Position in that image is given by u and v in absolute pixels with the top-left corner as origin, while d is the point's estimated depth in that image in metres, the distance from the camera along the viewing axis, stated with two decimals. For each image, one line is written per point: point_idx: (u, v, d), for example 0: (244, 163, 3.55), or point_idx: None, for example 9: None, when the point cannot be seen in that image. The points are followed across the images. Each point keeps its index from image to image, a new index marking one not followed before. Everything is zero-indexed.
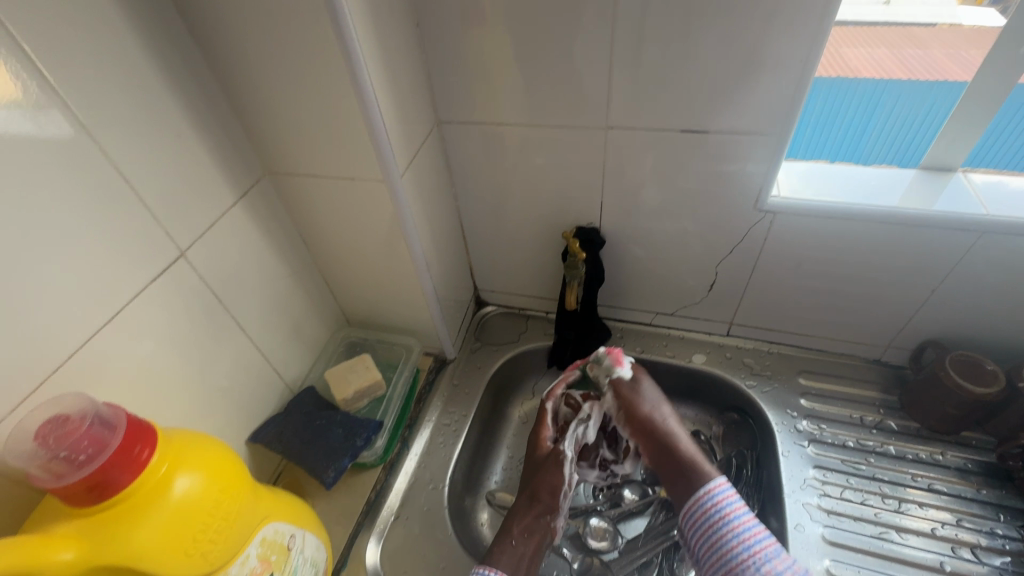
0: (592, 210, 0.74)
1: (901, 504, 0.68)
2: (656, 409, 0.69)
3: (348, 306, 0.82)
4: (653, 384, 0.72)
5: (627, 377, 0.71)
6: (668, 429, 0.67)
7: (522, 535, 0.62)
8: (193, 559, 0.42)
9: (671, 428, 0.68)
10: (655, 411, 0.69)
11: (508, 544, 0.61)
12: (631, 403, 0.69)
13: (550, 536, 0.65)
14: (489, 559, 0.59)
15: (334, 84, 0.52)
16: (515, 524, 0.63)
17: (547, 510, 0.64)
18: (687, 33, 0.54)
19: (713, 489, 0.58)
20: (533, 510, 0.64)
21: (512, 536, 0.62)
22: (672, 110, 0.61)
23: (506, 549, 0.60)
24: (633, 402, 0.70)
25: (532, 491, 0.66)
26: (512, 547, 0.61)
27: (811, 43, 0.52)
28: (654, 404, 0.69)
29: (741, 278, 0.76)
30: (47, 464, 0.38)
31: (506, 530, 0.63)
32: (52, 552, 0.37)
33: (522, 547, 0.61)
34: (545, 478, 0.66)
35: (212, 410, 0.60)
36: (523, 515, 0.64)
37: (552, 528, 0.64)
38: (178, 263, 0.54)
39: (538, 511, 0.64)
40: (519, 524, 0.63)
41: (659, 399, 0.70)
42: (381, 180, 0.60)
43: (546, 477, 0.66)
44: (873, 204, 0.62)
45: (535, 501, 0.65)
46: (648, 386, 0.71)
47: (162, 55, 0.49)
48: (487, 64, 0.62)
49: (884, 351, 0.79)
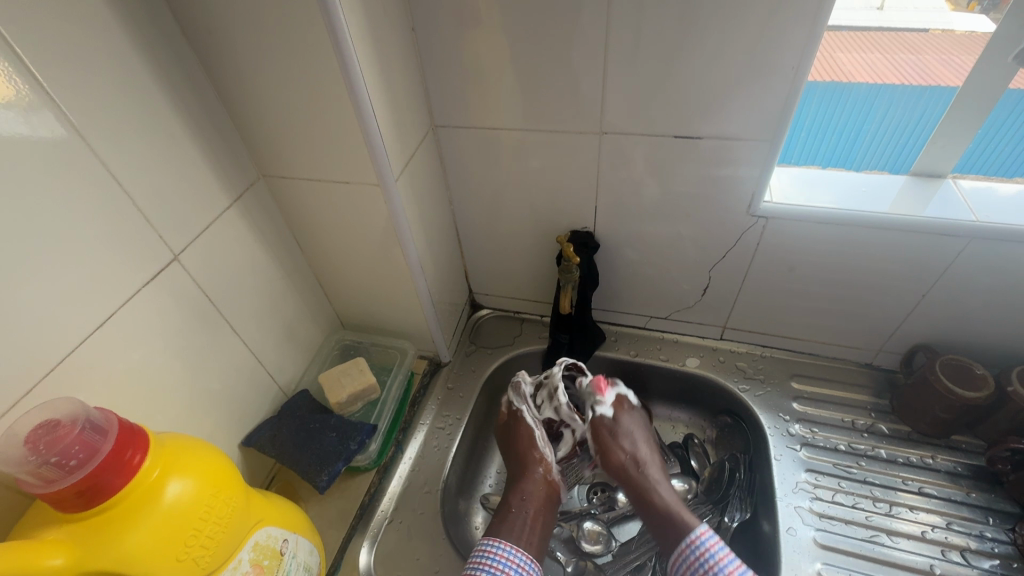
0: (587, 214, 0.74)
1: (892, 507, 0.69)
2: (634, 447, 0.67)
3: (342, 309, 0.82)
4: (641, 430, 0.69)
5: (607, 412, 0.69)
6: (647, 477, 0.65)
7: (522, 500, 0.65)
8: (184, 564, 0.42)
9: (654, 474, 0.66)
10: (633, 453, 0.67)
11: (510, 511, 0.64)
12: (608, 442, 0.68)
13: (554, 490, 0.67)
14: (494, 530, 0.62)
15: (329, 89, 0.52)
16: (513, 493, 0.66)
17: (536, 465, 0.67)
18: (680, 40, 0.55)
19: (690, 543, 0.58)
20: (523, 472, 0.67)
21: (517, 509, 0.64)
22: (666, 115, 0.61)
23: (509, 517, 0.63)
24: (613, 437, 0.68)
25: (518, 456, 0.68)
26: (513, 514, 0.63)
27: (803, 51, 0.53)
28: (632, 440, 0.68)
29: (734, 282, 0.77)
30: (36, 470, 0.37)
31: (506, 501, 0.65)
32: (42, 558, 0.37)
33: (525, 510, 0.64)
34: (520, 434, 0.69)
35: (205, 413, 0.60)
36: (518, 482, 0.66)
37: (552, 483, 0.67)
38: (171, 266, 0.54)
39: (530, 471, 0.67)
40: (519, 492, 0.65)
41: (642, 445, 0.68)
42: (376, 184, 0.60)
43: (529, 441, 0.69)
44: (866, 210, 0.63)
45: (524, 464, 0.68)
46: (634, 428, 0.69)
47: (155, 58, 0.49)
48: (482, 68, 0.62)
49: (876, 354, 0.79)
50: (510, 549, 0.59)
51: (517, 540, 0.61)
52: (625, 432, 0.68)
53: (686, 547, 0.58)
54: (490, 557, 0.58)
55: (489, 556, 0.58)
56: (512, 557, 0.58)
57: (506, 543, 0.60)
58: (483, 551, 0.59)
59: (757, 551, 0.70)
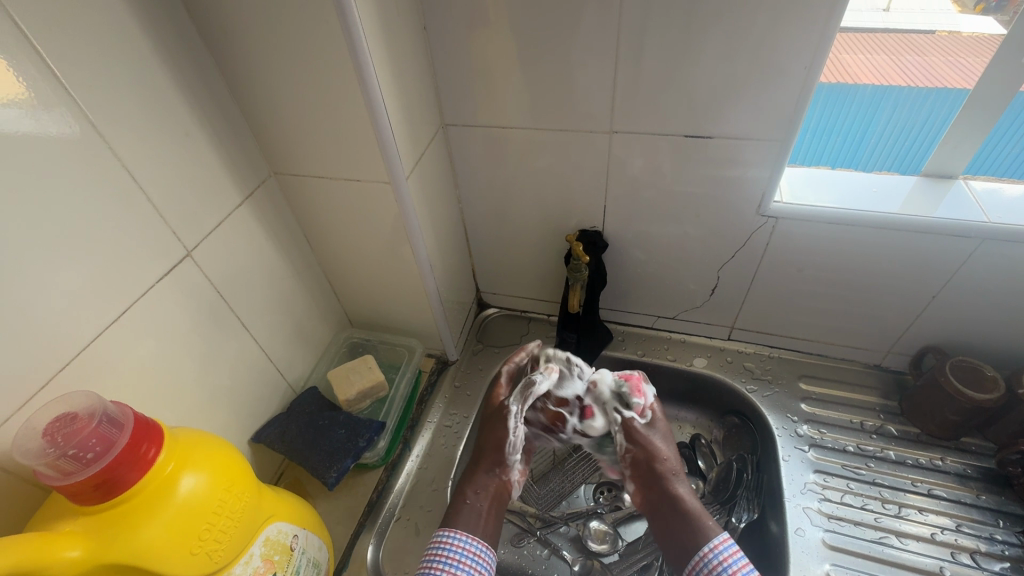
0: (596, 213, 0.74)
1: (900, 509, 0.69)
2: (659, 453, 0.63)
3: (350, 307, 0.82)
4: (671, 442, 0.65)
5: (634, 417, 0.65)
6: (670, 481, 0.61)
7: (476, 493, 0.61)
8: (198, 558, 0.42)
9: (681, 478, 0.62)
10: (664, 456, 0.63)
11: (466, 504, 0.59)
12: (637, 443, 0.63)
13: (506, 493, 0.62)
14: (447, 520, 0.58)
15: (341, 88, 0.53)
16: (468, 483, 0.62)
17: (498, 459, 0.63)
18: (691, 40, 0.55)
19: (711, 547, 0.54)
20: (484, 463, 0.63)
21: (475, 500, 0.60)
22: (676, 114, 0.61)
23: (464, 508, 0.59)
24: (643, 438, 0.64)
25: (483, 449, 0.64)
26: (467, 507, 0.59)
27: (815, 50, 0.53)
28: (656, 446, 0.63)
29: (742, 282, 0.77)
30: (54, 463, 0.37)
31: (460, 492, 0.61)
32: (59, 551, 0.37)
33: (478, 505, 0.60)
34: (492, 435, 0.64)
35: (215, 409, 0.60)
36: (477, 475, 0.62)
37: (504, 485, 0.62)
38: (184, 262, 0.54)
39: (489, 468, 0.62)
40: (472, 486, 0.61)
41: (674, 454, 0.64)
42: (387, 182, 0.60)
43: (495, 437, 0.63)
44: (877, 211, 0.63)
45: (485, 458, 0.63)
46: (666, 440, 0.65)
47: (169, 55, 0.49)
48: (493, 67, 0.62)
49: (885, 356, 0.79)
50: (466, 546, 0.54)
51: (473, 532, 0.57)
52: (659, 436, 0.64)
53: (707, 551, 0.54)
54: (444, 551, 0.54)
55: (447, 548, 0.54)
56: (464, 553, 0.54)
57: (464, 536, 0.55)
58: (438, 542, 0.55)
59: (765, 552, 0.70)
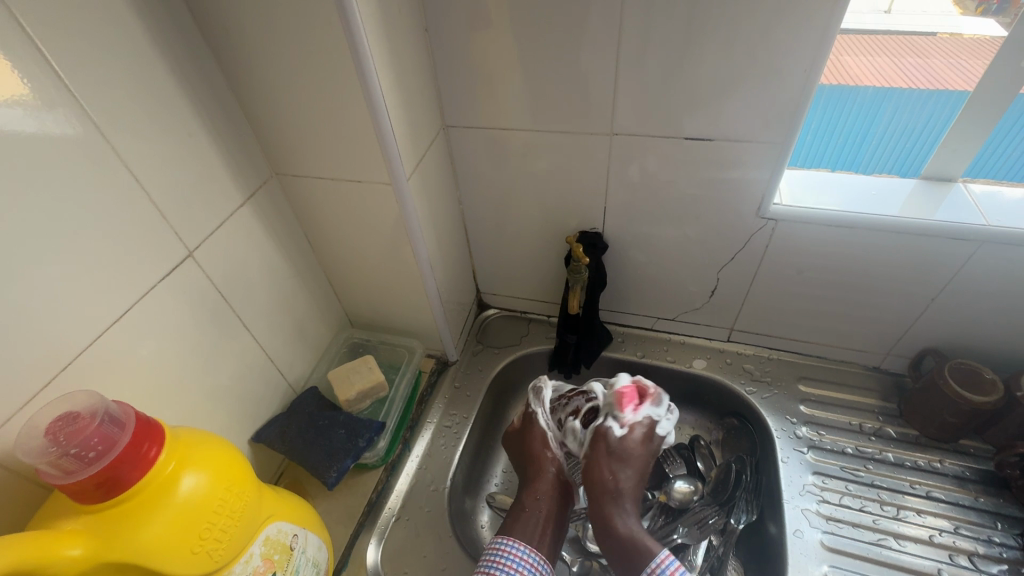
0: (596, 215, 0.75)
1: (899, 511, 0.69)
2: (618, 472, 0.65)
3: (351, 307, 0.82)
4: (643, 463, 0.67)
5: (618, 430, 0.67)
6: (619, 499, 0.64)
7: (534, 500, 0.66)
8: (198, 557, 0.42)
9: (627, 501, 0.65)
10: (617, 475, 0.65)
11: (524, 512, 0.65)
12: (600, 459, 0.66)
13: (568, 492, 0.69)
14: (507, 530, 0.64)
15: (343, 89, 0.53)
16: (528, 492, 0.68)
17: (551, 466, 0.69)
18: (691, 42, 0.55)
19: (649, 571, 0.57)
20: (537, 473, 0.69)
21: (536, 508, 0.66)
22: (676, 116, 0.61)
23: (523, 516, 0.65)
24: (602, 457, 0.66)
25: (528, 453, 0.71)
26: (524, 514, 0.65)
27: (815, 54, 0.53)
28: (620, 464, 0.66)
29: (742, 284, 0.77)
30: (57, 461, 0.38)
31: (518, 501, 0.67)
32: (60, 548, 0.37)
33: (537, 509, 0.66)
34: (532, 434, 0.71)
35: (216, 409, 0.61)
36: (530, 481, 0.68)
37: (565, 485, 0.68)
38: (185, 262, 0.54)
39: (539, 471, 0.69)
40: (529, 493, 0.67)
41: (636, 475, 0.66)
42: (388, 183, 0.61)
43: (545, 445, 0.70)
44: (876, 213, 0.63)
45: (531, 460, 0.70)
46: (639, 460, 0.67)
47: (172, 56, 0.49)
48: (494, 69, 0.63)
49: (884, 358, 0.79)
50: (523, 551, 0.61)
51: (529, 542, 0.62)
52: (631, 455, 0.66)
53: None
54: (505, 557, 0.60)
55: (505, 554, 0.60)
56: (521, 556, 0.60)
57: (525, 545, 0.61)
58: (497, 550, 0.61)
59: (763, 554, 0.70)
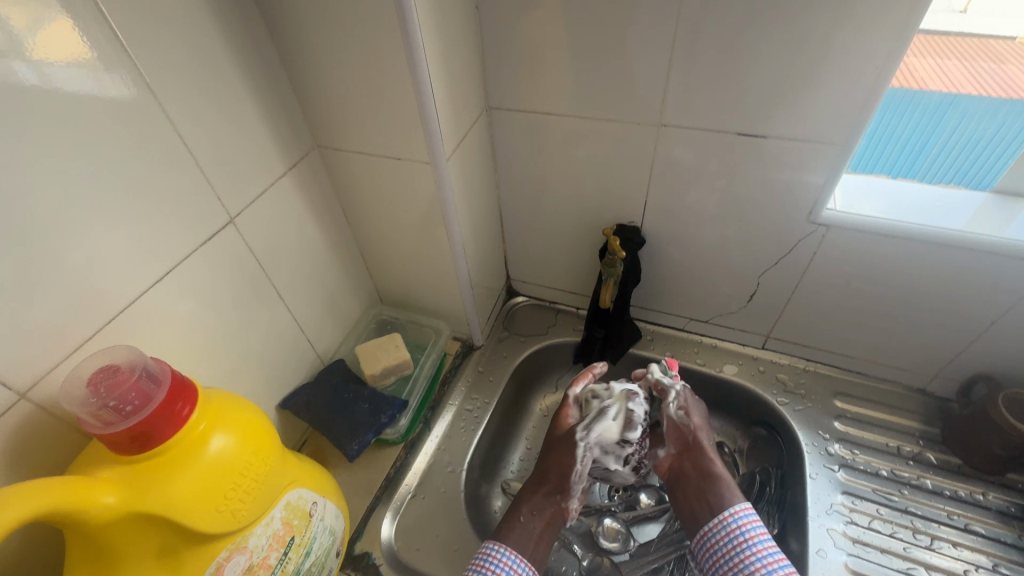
0: (635, 208, 0.73)
1: (932, 541, 0.65)
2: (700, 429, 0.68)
3: (381, 284, 0.83)
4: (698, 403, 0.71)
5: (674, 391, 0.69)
6: (707, 453, 0.67)
7: (530, 513, 0.63)
8: (223, 516, 0.43)
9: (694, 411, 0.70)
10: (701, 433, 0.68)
11: (517, 521, 0.62)
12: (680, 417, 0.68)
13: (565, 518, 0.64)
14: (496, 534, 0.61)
15: (390, 64, 0.52)
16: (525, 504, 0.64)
17: (558, 489, 0.64)
18: (753, 33, 0.52)
19: (732, 512, 0.61)
20: (541, 491, 0.64)
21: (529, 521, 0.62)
22: (731, 111, 0.58)
23: (516, 526, 0.61)
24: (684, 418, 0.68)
25: (543, 469, 0.66)
26: (518, 524, 0.61)
27: (892, 49, 0.49)
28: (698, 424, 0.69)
29: (783, 291, 0.74)
30: (96, 412, 0.39)
31: (516, 509, 0.63)
32: (96, 495, 0.38)
33: (532, 524, 0.62)
34: (557, 458, 0.65)
35: (246, 372, 0.62)
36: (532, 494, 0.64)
37: (563, 512, 0.64)
38: (227, 228, 0.55)
39: (547, 491, 0.64)
40: (528, 504, 0.64)
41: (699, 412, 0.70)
42: (428, 162, 0.60)
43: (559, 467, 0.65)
44: (934, 226, 0.59)
45: (545, 481, 0.65)
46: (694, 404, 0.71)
47: (226, 24, 0.50)
48: (542, 50, 0.61)
49: (931, 380, 0.75)
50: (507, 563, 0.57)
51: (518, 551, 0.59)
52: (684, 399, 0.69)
53: (728, 515, 0.61)
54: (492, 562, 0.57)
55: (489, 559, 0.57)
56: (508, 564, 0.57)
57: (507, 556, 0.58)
58: (485, 554, 0.58)
59: None
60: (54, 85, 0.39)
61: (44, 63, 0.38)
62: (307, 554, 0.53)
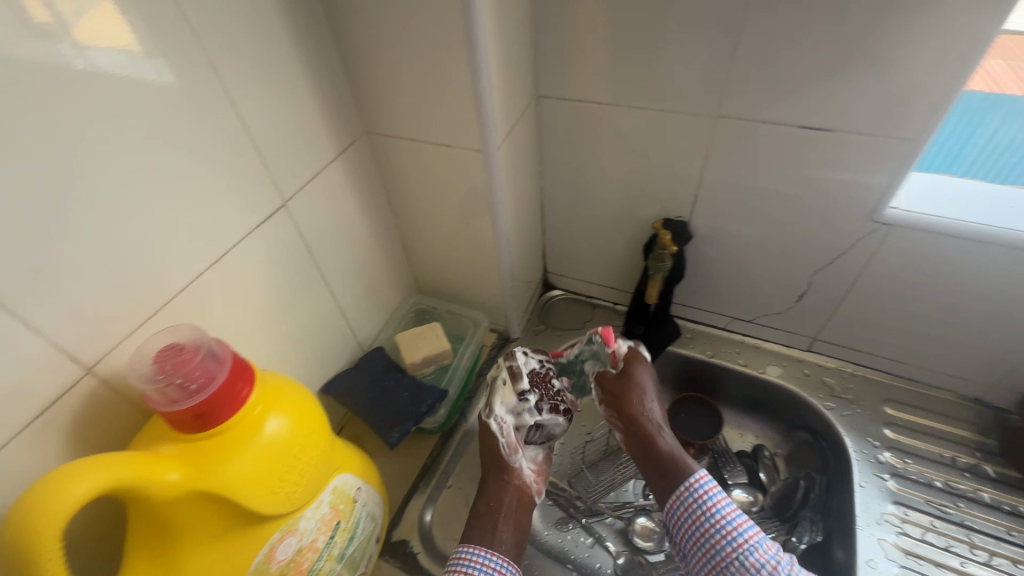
0: (683, 203, 0.71)
1: (990, 557, 0.63)
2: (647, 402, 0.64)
3: (420, 273, 0.83)
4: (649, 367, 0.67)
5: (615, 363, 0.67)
6: (657, 429, 0.63)
7: (489, 505, 0.60)
8: (277, 497, 0.44)
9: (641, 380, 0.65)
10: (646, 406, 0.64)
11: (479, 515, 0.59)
12: (622, 391, 0.65)
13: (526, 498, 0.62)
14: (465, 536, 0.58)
15: (447, 48, 0.51)
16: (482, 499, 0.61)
17: (506, 473, 0.62)
18: (827, 21, 0.50)
19: (690, 485, 0.58)
20: (493, 478, 0.62)
21: (492, 513, 0.59)
22: (796, 103, 0.56)
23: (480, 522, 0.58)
24: (630, 390, 0.64)
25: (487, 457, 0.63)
26: (481, 519, 0.59)
27: (981, 38, 0.46)
28: (644, 395, 0.64)
29: (836, 293, 0.71)
30: (163, 390, 0.40)
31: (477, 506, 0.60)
32: (160, 472, 0.38)
33: (495, 516, 0.59)
34: (491, 441, 0.63)
35: (291, 356, 0.62)
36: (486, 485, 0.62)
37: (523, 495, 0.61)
38: (279, 212, 0.55)
39: (498, 479, 0.61)
40: (486, 498, 0.61)
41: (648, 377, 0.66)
42: (478, 150, 0.59)
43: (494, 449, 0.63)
44: (1008, 228, 0.56)
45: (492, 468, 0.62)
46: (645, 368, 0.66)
47: (287, 6, 0.49)
48: (599, 37, 0.59)
49: (990, 390, 0.72)
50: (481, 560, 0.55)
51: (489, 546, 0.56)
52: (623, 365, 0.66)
53: (686, 489, 0.58)
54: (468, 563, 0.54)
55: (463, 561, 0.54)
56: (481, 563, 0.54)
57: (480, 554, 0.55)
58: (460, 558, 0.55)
59: None
60: (99, 70, 0.37)
61: (88, 47, 0.36)
62: (350, 539, 0.53)
